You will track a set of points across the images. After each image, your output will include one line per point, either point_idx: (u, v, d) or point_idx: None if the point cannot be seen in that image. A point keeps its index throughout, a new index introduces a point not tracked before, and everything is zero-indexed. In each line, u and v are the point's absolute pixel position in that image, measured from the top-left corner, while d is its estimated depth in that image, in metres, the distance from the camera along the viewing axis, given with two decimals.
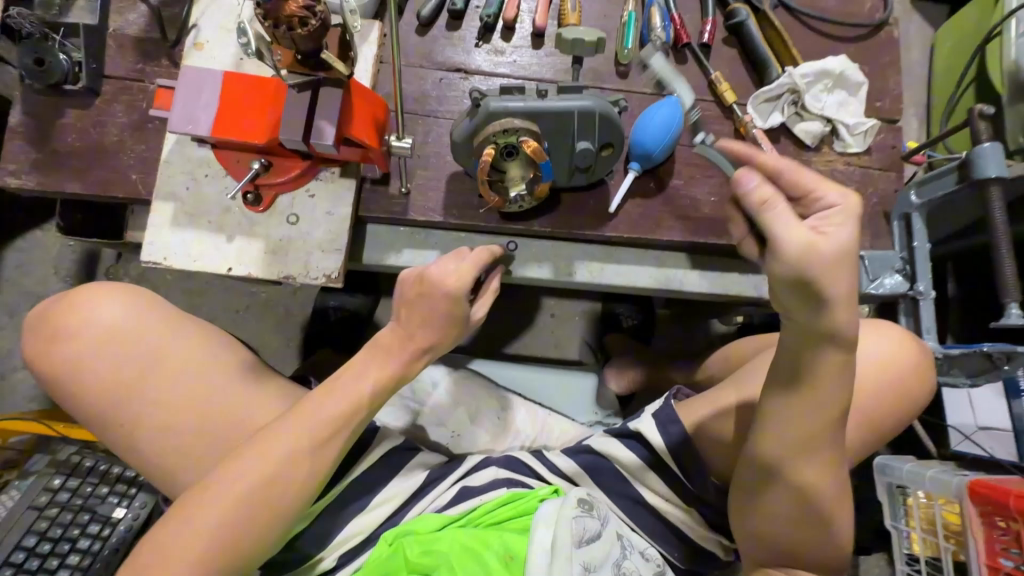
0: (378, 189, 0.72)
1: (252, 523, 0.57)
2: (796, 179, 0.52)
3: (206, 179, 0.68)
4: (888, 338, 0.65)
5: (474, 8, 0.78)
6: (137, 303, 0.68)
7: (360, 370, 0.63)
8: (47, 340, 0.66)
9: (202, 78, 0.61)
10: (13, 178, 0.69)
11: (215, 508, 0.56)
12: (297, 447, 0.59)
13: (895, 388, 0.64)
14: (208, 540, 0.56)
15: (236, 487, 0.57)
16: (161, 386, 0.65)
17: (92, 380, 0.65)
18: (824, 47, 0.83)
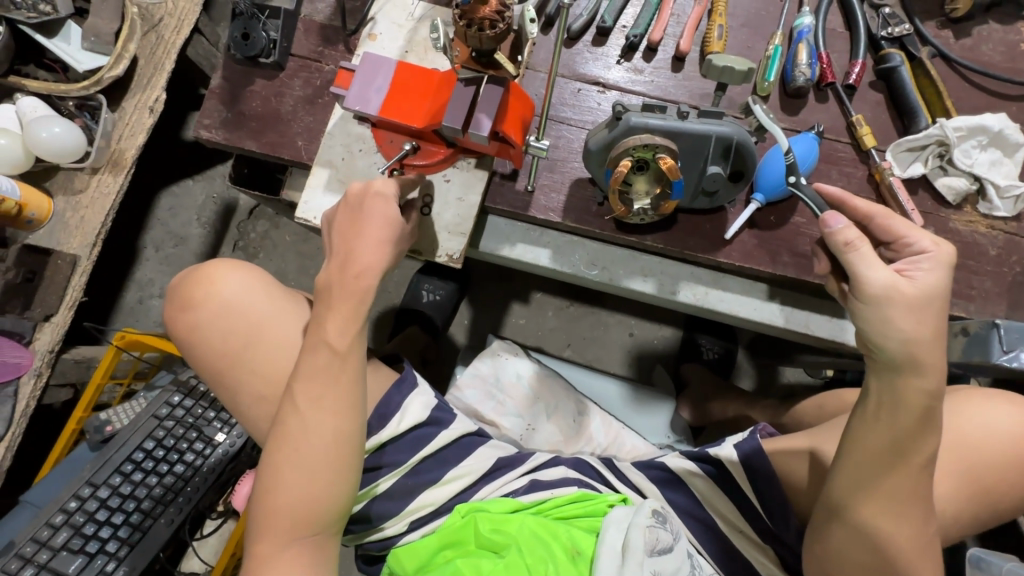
0: (506, 184, 0.77)
1: (315, 501, 0.58)
2: (886, 224, 0.58)
3: (359, 153, 0.76)
4: (1018, 411, 0.60)
5: (620, 27, 0.82)
6: (254, 282, 0.73)
7: (342, 309, 0.61)
8: (181, 306, 0.73)
9: (379, 64, 0.68)
10: (205, 131, 0.80)
11: (280, 486, 0.58)
12: (328, 421, 0.59)
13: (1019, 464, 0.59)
14: (299, 496, 0.58)
15: (293, 463, 0.58)
16: (263, 361, 0.71)
17: (207, 346, 0.72)
18: (981, 102, 0.79)
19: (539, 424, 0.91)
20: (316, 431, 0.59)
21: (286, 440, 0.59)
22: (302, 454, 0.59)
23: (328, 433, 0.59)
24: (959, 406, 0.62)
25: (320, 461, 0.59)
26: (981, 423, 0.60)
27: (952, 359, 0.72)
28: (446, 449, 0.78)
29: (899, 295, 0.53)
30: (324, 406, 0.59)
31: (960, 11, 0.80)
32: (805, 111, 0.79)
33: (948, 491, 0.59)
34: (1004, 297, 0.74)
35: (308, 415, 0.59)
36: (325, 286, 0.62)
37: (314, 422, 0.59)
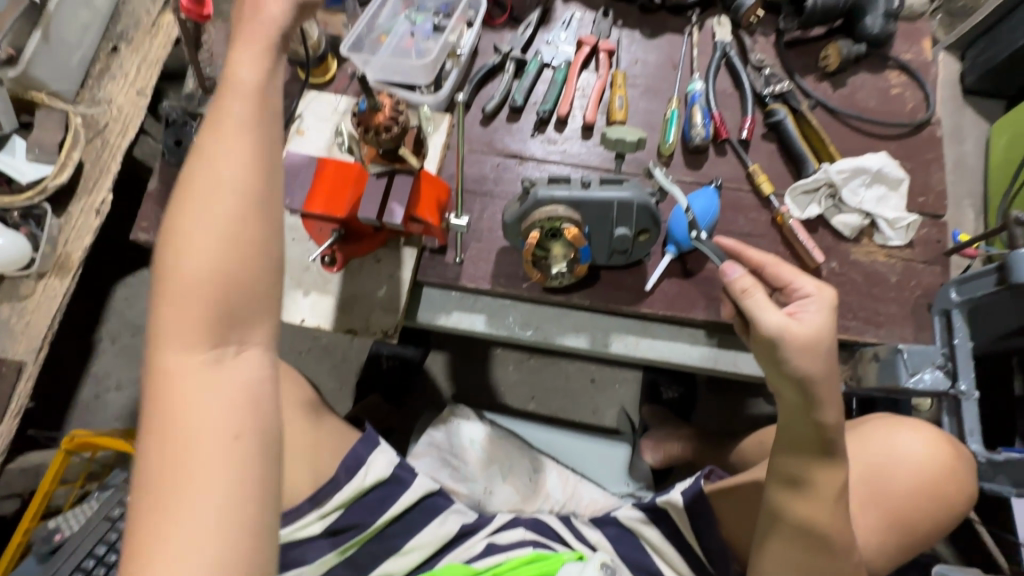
0: (436, 258, 0.81)
1: (237, 387, 0.45)
2: (776, 273, 0.63)
3: (293, 243, 0.80)
4: (922, 439, 0.65)
5: (531, 103, 0.89)
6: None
7: (209, 166, 0.44)
8: None
9: (303, 162, 0.74)
10: (144, 233, 0.83)
11: (180, 396, 0.43)
12: (218, 279, 0.43)
13: (927, 485, 0.64)
14: (215, 391, 0.44)
15: (187, 339, 0.43)
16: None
17: None
18: (862, 144, 0.87)
19: (496, 486, 0.91)
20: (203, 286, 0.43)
21: (173, 350, 0.43)
22: (197, 337, 0.43)
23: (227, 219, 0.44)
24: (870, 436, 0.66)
25: (215, 338, 0.44)
26: (889, 453, 0.64)
27: (871, 385, 0.75)
28: (409, 513, 0.77)
29: (788, 333, 0.55)
30: (198, 258, 0.43)
31: (833, 65, 0.89)
32: (708, 164, 0.86)
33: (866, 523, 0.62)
34: (910, 321, 0.78)
35: (184, 294, 0.43)
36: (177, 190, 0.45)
37: (190, 283, 0.43)
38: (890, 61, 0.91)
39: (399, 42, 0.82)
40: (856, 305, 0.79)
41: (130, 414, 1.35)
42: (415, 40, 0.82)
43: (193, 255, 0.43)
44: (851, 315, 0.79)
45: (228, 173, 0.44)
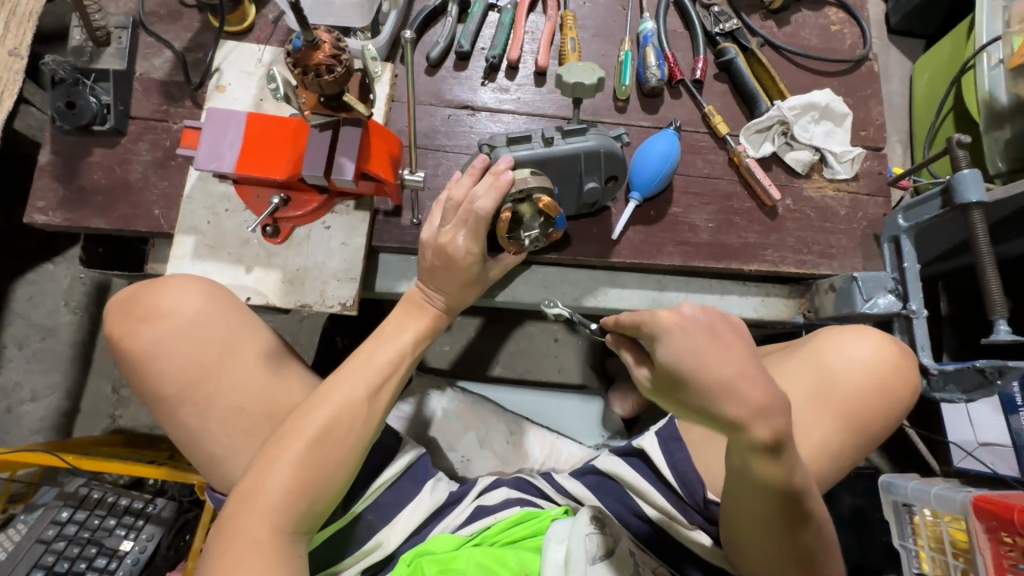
0: (391, 221, 0.75)
1: (306, 485, 0.55)
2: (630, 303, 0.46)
3: (225, 213, 0.71)
4: (871, 342, 0.67)
5: (478, 49, 0.83)
6: (156, 288, 0.59)
7: (383, 358, 0.62)
8: (134, 319, 0.58)
9: (227, 118, 0.64)
10: (41, 215, 0.71)
11: (274, 470, 0.54)
12: (357, 410, 0.58)
13: (858, 399, 0.65)
14: (292, 485, 0.54)
15: (298, 445, 0.55)
16: (171, 376, 0.57)
17: (165, 376, 0.57)
18: (807, 81, 0.88)
19: (474, 453, 0.88)
20: (332, 419, 0.57)
21: (293, 434, 0.55)
22: (319, 442, 0.56)
23: (355, 414, 0.58)
24: (817, 347, 0.68)
25: (333, 449, 0.56)
26: (839, 367, 0.66)
27: (828, 314, 0.78)
28: (401, 480, 0.72)
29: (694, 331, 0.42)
30: (352, 388, 0.59)
31: (777, 3, 0.88)
32: (663, 108, 0.84)
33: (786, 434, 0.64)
34: (859, 251, 0.82)
35: (335, 402, 0.57)
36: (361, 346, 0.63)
37: (341, 399, 0.58)
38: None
39: None
40: (810, 239, 0.82)
41: (52, 426, 1.20)
42: None
43: (351, 383, 0.59)
44: (806, 249, 0.81)
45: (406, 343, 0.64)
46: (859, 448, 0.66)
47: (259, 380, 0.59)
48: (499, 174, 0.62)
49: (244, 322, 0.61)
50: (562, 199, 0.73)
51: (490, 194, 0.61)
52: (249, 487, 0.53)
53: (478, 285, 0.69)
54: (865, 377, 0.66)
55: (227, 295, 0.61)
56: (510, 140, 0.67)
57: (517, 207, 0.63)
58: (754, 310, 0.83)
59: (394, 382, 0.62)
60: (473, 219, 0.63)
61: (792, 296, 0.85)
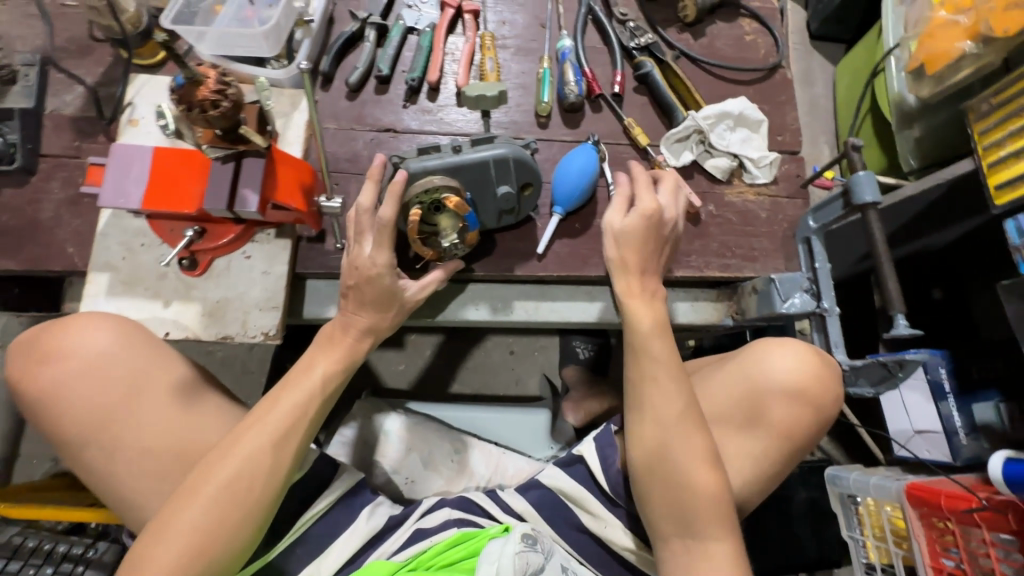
0: (314, 246, 0.74)
1: (204, 543, 0.54)
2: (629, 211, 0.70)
3: (141, 248, 0.70)
4: (792, 353, 0.68)
5: (399, 72, 0.84)
6: (60, 330, 0.58)
7: (289, 406, 0.60)
8: (37, 361, 0.57)
9: (132, 154, 0.64)
10: None
11: (174, 527, 0.54)
12: (260, 464, 0.57)
13: (775, 411, 0.67)
14: (192, 539, 0.53)
15: (201, 497, 0.54)
16: (74, 422, 0.56)
17: (68, 420, 0.56)
18: (724, 90, 0.91)
19: (419, 474, 0.88)
20: (236, 470, 0.56)
21: (198, 486, 0.55)
22: (220, 498, 0.55)
23: (262, 464, 0.57)
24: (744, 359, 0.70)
25: (233, 504, 0.55)
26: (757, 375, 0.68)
27: (753, 316, 0.80)
28: (333, 509, 0.71)
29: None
30: (257, 440, 0.57)
31: (691, 16, 0.91)
32: (584, 122, 0.86)
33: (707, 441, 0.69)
34: (780, 253, 0.84)
35: (240, 455, 0.56)
36: (272, 388, 0.62)
37: (246, 451, 0.56)
38: (741, 9, 0.96)
39: (237, 10, 0.74)
40: (732, 243, 0.84)
41: None
42: (256, 9, 0.75)
43: (257, 435, 0.58)
44: (729, 253, 0.83)
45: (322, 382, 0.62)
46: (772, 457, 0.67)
47: (169, 423, 0.58)
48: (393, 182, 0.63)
49: (154, 363, 0.59)
50: (480, 209, 0.72)
51: (372, 189, 0.65)
52: (149, 540, 0.53)
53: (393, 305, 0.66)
54: (784, 388, 0.67)
55: (135, 330, 0.59)
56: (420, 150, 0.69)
57: (433, 212, 0.67)
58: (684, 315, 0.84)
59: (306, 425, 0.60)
60: (377, 228, 0.63)
61: (721, 299, 0.86)
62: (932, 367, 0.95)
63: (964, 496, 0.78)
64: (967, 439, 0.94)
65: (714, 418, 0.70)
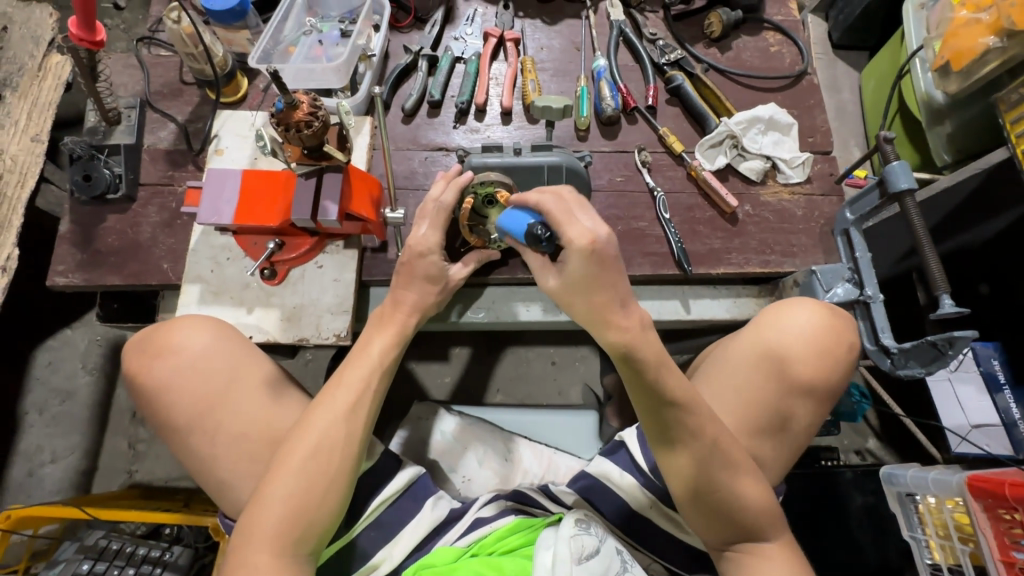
0: (379, 255, 0.81)
1: (298, 512, 0.58)
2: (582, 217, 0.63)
3: (227, 261, 0.78)
4: (806, 312, 0.71)
5: (449, 97, 0.92)
6: (164, 329, 0.65)
7: (354, 382, 0.64)
8: (145, 359, 0.64)
9: (224, 177, 0.72)
10: (61, 277, 0.79)
11: (270, 500, 0.59)
12: (336, 437, 0.61)
13: (799, 367, 0.70)
14: (285, 509, 0.58)
15: (290, 471, 0.59)
16: (180, 409, 0.62)
17: (175, 409, 0.62)
18: (753, 98, 0.96)
19: (474, 472, 0.92)
20: (317, 443, 0.61)
21: (285, 462, 0.60)
22: (306, 469, 0.60)
23: (339, 438, 0.61)
24: (761, 326, 0.72)
25: (320, 474, 0.60)
26: (775, 336, 0.71)
27: None
28: (401, 499, 0.74)
29: (581, 244, 0.59)
30: (330, 414, 0.62)
31: (717, 32, 0.97)
32: (622, 133, 0.92)
33: (740, 411, 0.70)
34: (820, 248, 0.87)
35: (317, 431, 0.61)
36: (333, 370, 0.66)
37: (322, 427, 0.61)
38: (765, 23, 1.01)
39: (309, 49, 0.84)
40: (771, 241, 0.87)
41: (71, 486, 1.24)
42: (324, 48, 0.84)
43: (329, 410, 0.62)
44: (769, 250, 0.86)
45: (380, 357, 0.67)
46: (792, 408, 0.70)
47: (258, 409, 0.64)
48: (456, 174, 0.72)
49: (241, 355, 0.65)
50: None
51: (445, 182, 0.72)
52: (250, 512, 0.58)
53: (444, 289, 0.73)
54: (805, 345, 0.70)
55: (225, 330, 0.66)
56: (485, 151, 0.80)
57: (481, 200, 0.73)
58: (727, 310, 0.87)
59: (371, 399, 0.65)
60: (435, 211, 0.71)
61: (762, 295, 0.89)
62: (983, 359, 0.98)
63: None
64: None
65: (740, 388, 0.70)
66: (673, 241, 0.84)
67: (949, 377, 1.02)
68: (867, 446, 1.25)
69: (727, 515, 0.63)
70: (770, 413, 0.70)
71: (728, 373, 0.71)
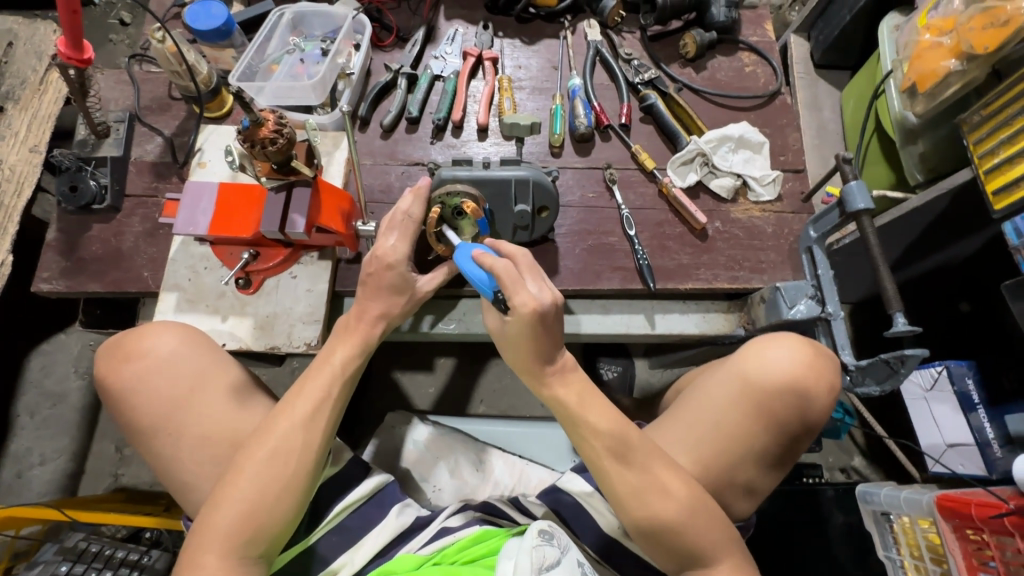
0: (352, 267, 0.83)
1: (250, 515, 0.60)
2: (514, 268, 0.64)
3: (205, 270, 0.80)
4: (781, 344, 0.71)
5: (427, 114, 0.94)
6: (136, 334, 0.67)
7: (315, 389, 0.66)
8: (116, 361, 0.66)
9: (202, 189, 0.75)
10: (45, 284, 0.81)
11: (225, 503, 0.60)
12: (294, 443, 0.63)
13: (773, 400, 0.69)
14: (238, 512, 0.59)
15: (245, 476, 0.61)
16: (146, 411, 0.64)
17: (141, 411, 0.64)
18: (727, 117, 0.98)
19: (445, 482, 0.93)
20: (275, 449, 0.62)
21: (241, 464, 0.61)
22: (261, 472, 0.61)
23: (296, 443, 0.63)
24: (737, 361, 0.72)
25: (274, 478, 0.61)
26: (752, 375, 0.70)
27: (763, 324, 0.82)
28: (366, 504, 0.75)
29: (525, 311, 0.62)
30: (289, 421, 0.64)
31: (692, 52, 1.00)
32: (595, 150, 0.94)
33: (713, 446, 0.69)
34: (788, 265, 0.88)
35: (276, 436, 0.63)
36: (295, 380, 0.68)
37: (281, 432, 0.63)
38: (740, 44, 1.03)
39: (290, 67, 0.87)
40: (740, 257, 0.88)
41: (58, 489, 1.26)
42: (306, 66, 0.88)
43: (289, 416, 0.64)
44: (737, 266, 0.88)
45: (341, 367, 0.69)
46: (771, 444, 0.69)
47: (222, 412, 0.66)
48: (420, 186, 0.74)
49: (209, 361, 0.67)
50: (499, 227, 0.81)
51: (410, 195, 0.73)
52: (203, 514, 0.60)
53: (410, 300, 0.74)
54: (782, 377, 0.69)
55: (193, 335, 0.68)
56: (454, 164, 0.80)
57: (444, 209, 0.75)
58: (695, 325, 0.88)
59: (332, 407, 0.67)
60: (405, 224, 0.73)
61: (732, 311, 0.90)
62: (958, 378, 0.96)
63: (994, 504, 0.76)
64: (1003, 451, 0.92)
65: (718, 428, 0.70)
66: (640, 256, 0.85)
67: (925, 395, 1.01)
68: (852, 464, 1.24)
69: (677, 544, 0.63)
70: (745, 450, 0.69)
71: (702, 410, 0.71)
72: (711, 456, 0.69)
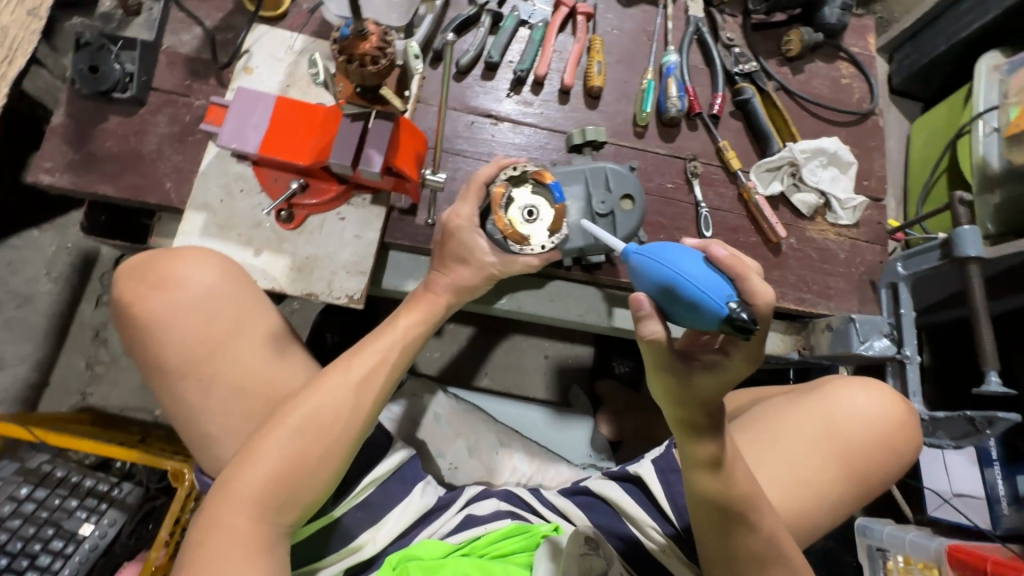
0: (405, 219, 0.75)
1: (284, 482, 0.53)
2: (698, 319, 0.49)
3: (240, 193, 0.70)
4: (871, 392, 0.68)
5: (507, 62, 0.84)
6: (168, 259, 0.58)
7: (371, 354, 0.60)
8: (143, 289, 0.57)
9: (257, 99, 0.65)
10: (47, 175, 0.70)
11: (256, 467, 0.53)
12: (341, 410, 0.56)
13: (859, 451, 0.66)
14: (270, 479, 0.53)
15: (285, 440, 0.54)
16: (175, 349, 0.56)
17: (168, 350, 0.56)
18: (817, 128, 0.92)
19: (462, 461, 0.87)
20: (320, 414, 0.55)
21: (280, 426, 0.54)
22: (302, 438, 0.54)
23: (344, 410, 0.56)
24: (834, 403, 0.68)
25: (314, 446, 0.55)
26: (849, 420, 0.67)
27: (824, 352, 0.79)
28: (391, 479, 0.70)
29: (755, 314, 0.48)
30: (339, 385, 0.57)
31: (794, 51, 0.92)
32: (680, 137, 0.86)
33: (804, 489, 0.64)
34: (855, 296, 0.84)
35: (323, 400, 0.56)
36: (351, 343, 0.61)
37: (329, 396, 0.56)
38: (841, 52, 0.96)
39: None
40: (809, 278, 0.84)
41: (15, 400, 1.15)
42: None
43: (339, 379, 0.57)
44: (805, 287, 0.84)
45: (399, 335, 0.62)
46: (850, 495, 0.67)
47: (259, 363, 0.58)
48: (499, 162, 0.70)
49: (249, 304, 0.59)
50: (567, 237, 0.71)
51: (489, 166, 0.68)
52: (231, 475, 0.53)
53: (476, 269, 0.67)
54: (868, 427, 0.67)
55: (233, 270, 0.59)
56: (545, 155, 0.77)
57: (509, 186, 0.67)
58: None
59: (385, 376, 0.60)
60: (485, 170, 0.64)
61: (788, 332, 0.86)
62: None
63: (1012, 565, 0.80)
64: (1010, 509, 0.95)
65: (811, 470, 0.65)
66: None
67: None
68: None
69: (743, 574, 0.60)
70: (829, 498, 0.65)
71: (796, 448, 0.66)
72: (798, 500, 0.64)
